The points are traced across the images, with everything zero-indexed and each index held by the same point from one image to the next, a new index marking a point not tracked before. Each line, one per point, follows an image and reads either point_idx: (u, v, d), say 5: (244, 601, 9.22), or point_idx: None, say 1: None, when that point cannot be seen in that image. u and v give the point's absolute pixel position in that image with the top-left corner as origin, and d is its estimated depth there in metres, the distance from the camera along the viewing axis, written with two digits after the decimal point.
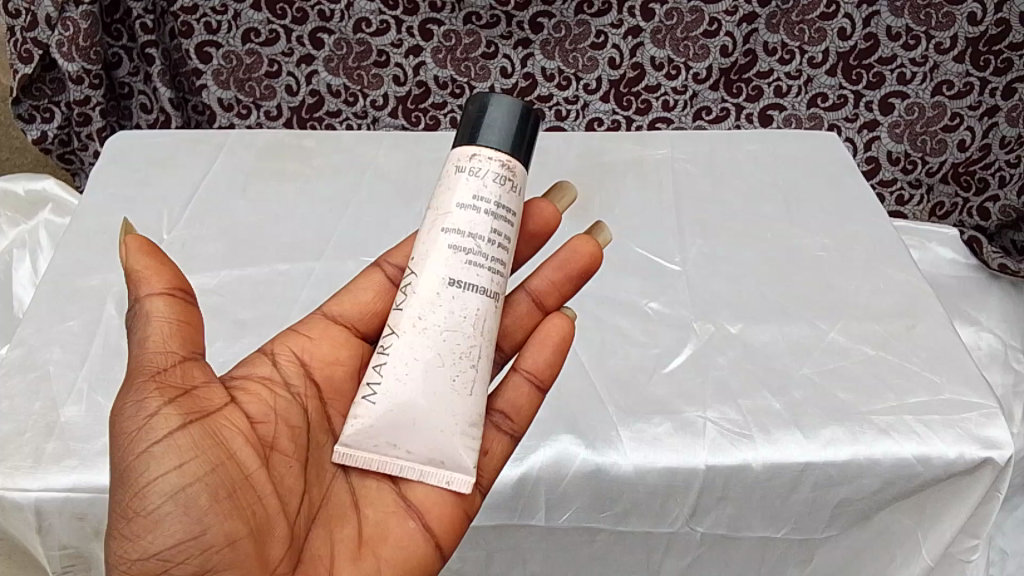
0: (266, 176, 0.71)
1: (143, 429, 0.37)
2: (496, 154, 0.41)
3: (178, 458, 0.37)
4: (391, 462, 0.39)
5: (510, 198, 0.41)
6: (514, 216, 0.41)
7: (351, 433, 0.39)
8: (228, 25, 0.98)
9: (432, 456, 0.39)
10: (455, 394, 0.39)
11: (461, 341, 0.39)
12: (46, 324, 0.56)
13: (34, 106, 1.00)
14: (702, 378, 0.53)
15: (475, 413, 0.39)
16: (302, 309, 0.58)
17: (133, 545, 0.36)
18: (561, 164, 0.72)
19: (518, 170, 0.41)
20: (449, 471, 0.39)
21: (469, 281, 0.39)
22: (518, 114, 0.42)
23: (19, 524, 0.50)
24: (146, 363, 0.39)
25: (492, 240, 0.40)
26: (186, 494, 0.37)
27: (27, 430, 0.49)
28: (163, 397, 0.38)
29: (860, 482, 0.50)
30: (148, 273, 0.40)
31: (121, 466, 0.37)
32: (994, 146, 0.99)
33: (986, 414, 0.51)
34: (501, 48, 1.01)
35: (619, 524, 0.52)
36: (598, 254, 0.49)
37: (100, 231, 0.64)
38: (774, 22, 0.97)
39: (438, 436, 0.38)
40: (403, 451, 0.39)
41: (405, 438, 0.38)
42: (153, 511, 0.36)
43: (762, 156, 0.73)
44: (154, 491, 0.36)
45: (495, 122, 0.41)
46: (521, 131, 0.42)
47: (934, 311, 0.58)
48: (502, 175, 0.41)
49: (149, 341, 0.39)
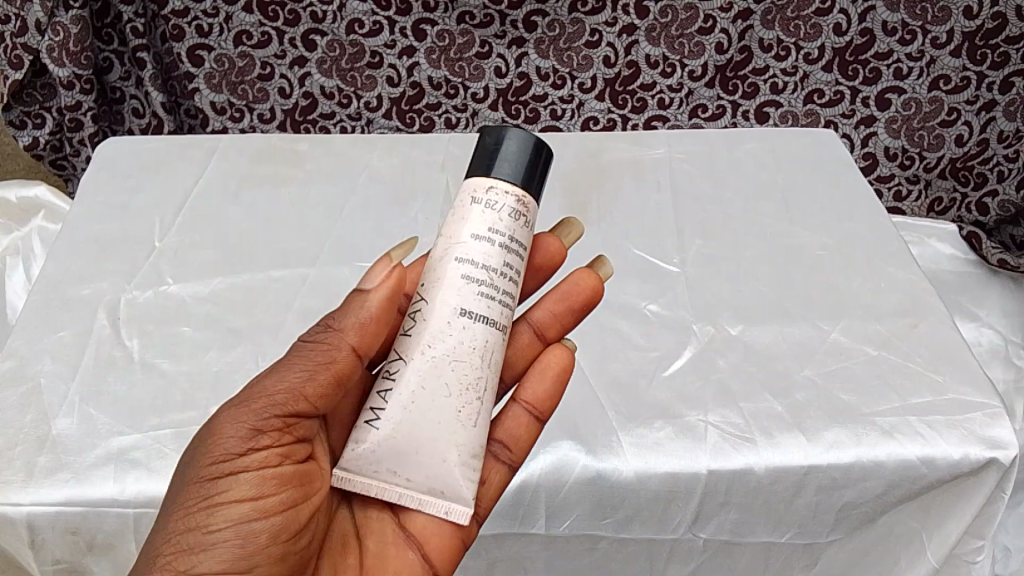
0: (260, 181, 0.70)
1: (244, 454, 0.37)
2: (511, 188, 0.39)
3: (259, 496, 0.37)
4: (390, 489, 0.38)
5: (523, 235, 0.39)
6: (525, 251, 0.40)
7: (352, 458, 0.38)
8: (219, 28, 0.97)
9: (433, 486, 0.37)
10: (459, 424, 0.37)
11: (468, 373, 0.37)
12: (37, 335, 0.55)
13: (25, 112, 0.99)
14: (704, 380, 0.53)
15: (478, 444, 0.38)
16: (297, 316, 0.57)
17: (180, 555, 0.36)
18: (558, 164, 0.72)
19: (532, 205, 0.40)
20: (449, 501, 0.38)
21: (480, 312, 0.38)
22: (533, 147, 0.40)
23: (10, 539, 0.49)
24: (288, 396, 0.38)
25: (505, 273, 0.38)
26: (248, 532, 0.37)
27: (19, 443, 0.49)
28: (280, 437, 0.38)
29: (866, 484, 0.50)
30: (362, 319, 0.39)
31: (202, 470, 0.37)
32: (993, 141, 0.98)
33: (991, 414, 0.50)
34: (495, 47, 1.00)
35: (621, 531, 0.52)
36: (601, 290, 0.48)
37: (91, 239, 0.63)
38: (770, 18, 0.96)
39: (440, 465, 0.37)
40: (403, 478, 0.37)
41: (406, 466, 0.37)
42: (214, 531, 0.36)
43: (761, 155, 0.73)
44: (222, 515, 0.37)
45: (512, 155, 0.40)
46: (536, 165, 0.40)
47: (935, 309, 0.57)
48: (516, 211, 0.39)
49: (305, 377, 0.38)
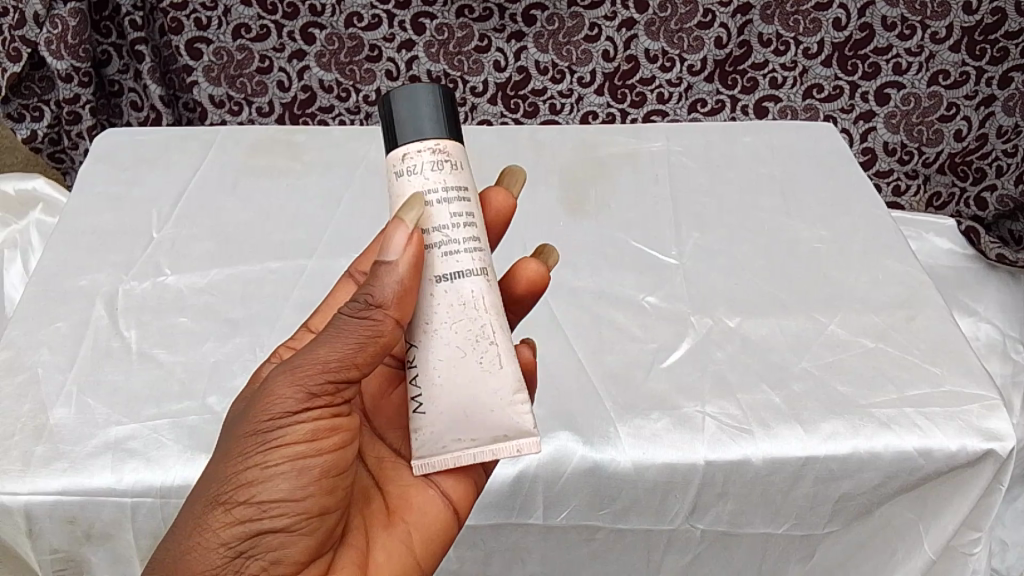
0: (258, 173, 0.70)
1: (295, 402, 0.36)
2: (423, 143, 0.36)
3: (308, 440, 0.37)
4: (462, 456, 0.37)
5: (458, 177, 0.37)
6: (469, 191, 0.37)
7: (418, 446, 0.37)
8: (218, 21, 0.97)
9: (494, 433, 0.36)
10: (487, 372, 0.36)
11: (472, 325, 0.36)
12: (34, 325, 0.55)
13: (23, 104, 0.99)
14: (700, 372, 0.53)
15: (513, 379, 0.37)
16: (294, 307, 0.57)
17: (240, 488, 0.36)
18: (556, 158, 0.72)
19: (452, 147, 0.37)
20: (516, 439, 0.37)
21: (456, 268, 0.36)
22: (426, 96, 0.37)
23: (8, 528, 0.49)
24: (336, 352, 0.36)
25: (458, 223, 0.36)
26: (302, 471, 0.37)
27: (17, 433, 0.49)
28: (330, 388, 0.36)
29: (862, 476, 0.50)
30: (397, 275, 0.34)
31: (256, 416, 0.37)
32: (991, 136, 0.98)
33: (988, 405, 0.50)
34: (494, 41, 1.00)
35: (618, 522, 0.52)
36: (539, 278, 0.47)
37: (88, 229, 0.63)
38: (769, 13, 0.96)
39: (489, 415, 0.36)
40: (467, 440, 0.37)
41: (464, 429, 0.36)
42: (271, 468, 0.36)
43: (759, 148, 0.73)
44: (277, 455, 0.36)
45: (403, 119, 0.37)
46: (434, 108, 0.37)
47: (934, 302, 0.57)
48: (437, 162, 0.36)
49: (349, 335, 0.35)
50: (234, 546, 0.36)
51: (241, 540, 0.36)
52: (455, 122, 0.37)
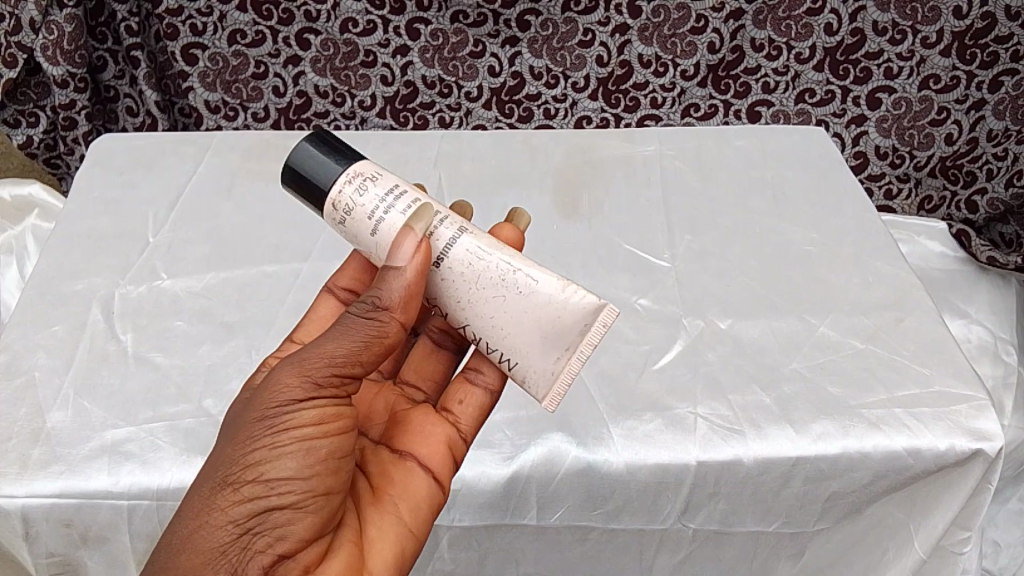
0: (253, 177, 0.70)
1: (301, 387, 0.37)
2: (338, 183, 0.40)
3: (314, 421, 0.38)
4: (568, 365, 0.39)
5: (381, 182, 0.40)
6: (399, 183, 0.40)
7: (531, 387, 0.40)
8: (213, 27, 0.98)
9: (574, 329, 0.39)
10: (528, 292, 0.39)
11: (489, 272, 0.39)
12: (31, 329, 0.55)
13: (19, 110, 1.00)
14: (692, 373, 0.53)
15: (547, 280, 0.39)
16: (290, 311, 0.57)
17: (249, 468, 0.37)
18: (550, 161, 0.73)
19: (359, 168, 0.40)
20: (595, 317, 0.39)
21: (441, 244, 0.39)
22: (314, 149, 0.41)
23: (6, 532, 0.49)
24: (341, 344, 0.38)
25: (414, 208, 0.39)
26: (309, 451, 0.37)
27: (15, 436, 0.49)
28: (336, 375, 0.38)
29: (852, 475, 0.50)
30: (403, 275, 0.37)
31: (264, 402, 0.37)
32: (982, 139, 0.99)
33: (976, 406, 0.51)
34: (489, 47, 1.00)
35: (611, 522, 0.52)
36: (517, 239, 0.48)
37: (84, 234, 0.63)
38: (761, 18, 0.97)
39: (556, 318, 0.39)
40: (561, 351, 0.39)
41: (553, 344, 0.39)
42: (278, 450, 0.37)
43: (751, 152, 0.73)
44: (286, 436, 0.37)
45: (314, 180, 0.40)
46: (325, 152, 0.41)
47: (922, 304, 0.58)
48: (358, 185, 0.40)
49: (354, 331, 0.38)
50: (242, 524, 0.36)
51: (249, 516, 0.36)
52: (345, 150, 0.41)
